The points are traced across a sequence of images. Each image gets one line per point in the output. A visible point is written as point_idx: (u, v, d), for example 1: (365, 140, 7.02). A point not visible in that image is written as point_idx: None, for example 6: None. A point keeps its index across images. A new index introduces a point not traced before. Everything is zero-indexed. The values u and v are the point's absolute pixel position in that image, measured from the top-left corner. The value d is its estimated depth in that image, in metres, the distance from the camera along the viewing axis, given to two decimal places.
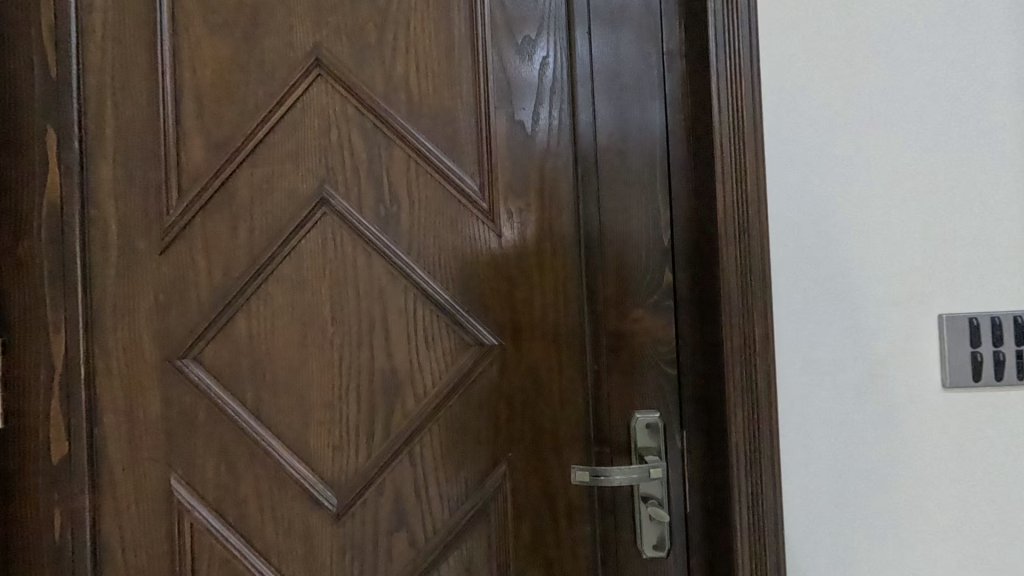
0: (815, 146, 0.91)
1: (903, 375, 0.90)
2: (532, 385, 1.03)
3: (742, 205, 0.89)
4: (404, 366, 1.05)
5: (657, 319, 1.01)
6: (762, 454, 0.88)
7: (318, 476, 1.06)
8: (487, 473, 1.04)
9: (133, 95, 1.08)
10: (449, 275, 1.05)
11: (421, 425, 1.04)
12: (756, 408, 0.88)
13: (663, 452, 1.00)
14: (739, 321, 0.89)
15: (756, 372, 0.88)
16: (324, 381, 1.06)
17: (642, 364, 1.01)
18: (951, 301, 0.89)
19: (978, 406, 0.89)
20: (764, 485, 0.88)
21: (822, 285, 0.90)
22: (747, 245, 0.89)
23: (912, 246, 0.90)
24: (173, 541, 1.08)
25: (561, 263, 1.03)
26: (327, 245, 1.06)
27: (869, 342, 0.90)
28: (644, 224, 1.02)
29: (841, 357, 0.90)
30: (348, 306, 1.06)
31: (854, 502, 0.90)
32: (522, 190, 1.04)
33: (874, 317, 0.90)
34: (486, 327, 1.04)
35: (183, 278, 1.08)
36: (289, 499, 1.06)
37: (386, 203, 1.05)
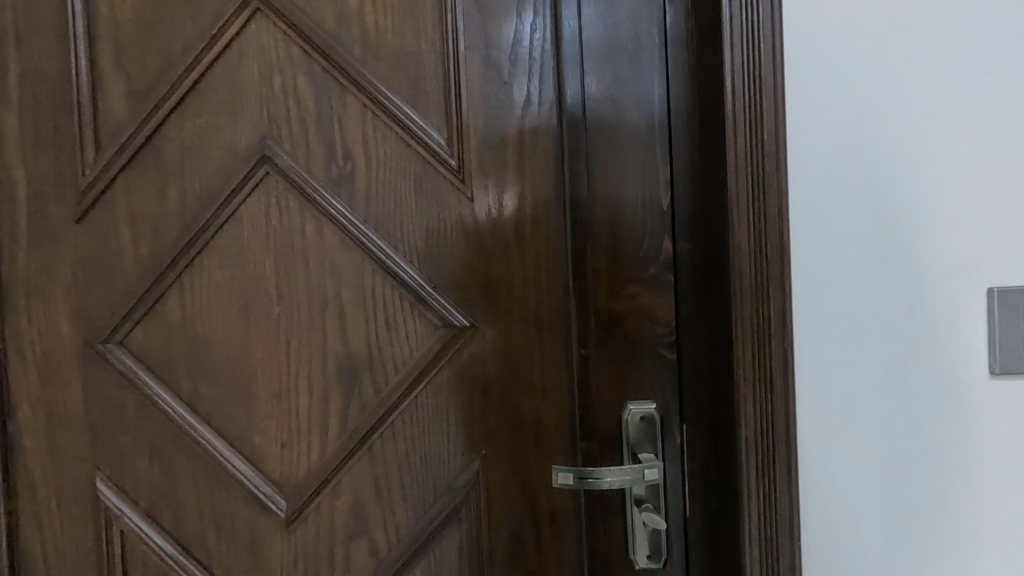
0: (845, 88, 0.76)
1: (943, 360, 0.77)
2: (509, 372, 0.89)
3: (757, 157, 0.75)
4: (362, 352, 0.91)
5: (655, 297, 0.86)
6: (776, 452, 0.75)
7: (265, 476, 0.92)
8: (458, 473, 0.90)
9: (39, 33, 0.92)
10: (412, 246, 0.90)
11: (382, 419, 0.91)
12: (769, 398, 0.75)
13: (659, 450, 0.86)
14: (751, 297, 0.75)
15: (770, 356, 0.75)
16: (269, 370, 0.92)
17: (636, 347, 0.86)
18: (1002, 273, 0.76)
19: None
20: (778, 487, 0.76)
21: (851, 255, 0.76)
22: (761, 205, 0.75)
23: (959, 210, 0.76)
24: (101, 549, 0.94)
25: (543, 231, 0.88)
26: (271, 211, 0.91)
27: (903, 323, 0.76)
28: (640, 184, 0.87)
29: (869, 338, 0.76)
30: (296, 282, 0.91)
31: (883, 507, 0.77)
32: (498, 145, 0.89)
33: (909, 293, 0.76)
34: (456, 306, 0.89)
35: (104, 250, 0.93)
36: (232, 504, 0.93)
37: (339, 162, 0.90)
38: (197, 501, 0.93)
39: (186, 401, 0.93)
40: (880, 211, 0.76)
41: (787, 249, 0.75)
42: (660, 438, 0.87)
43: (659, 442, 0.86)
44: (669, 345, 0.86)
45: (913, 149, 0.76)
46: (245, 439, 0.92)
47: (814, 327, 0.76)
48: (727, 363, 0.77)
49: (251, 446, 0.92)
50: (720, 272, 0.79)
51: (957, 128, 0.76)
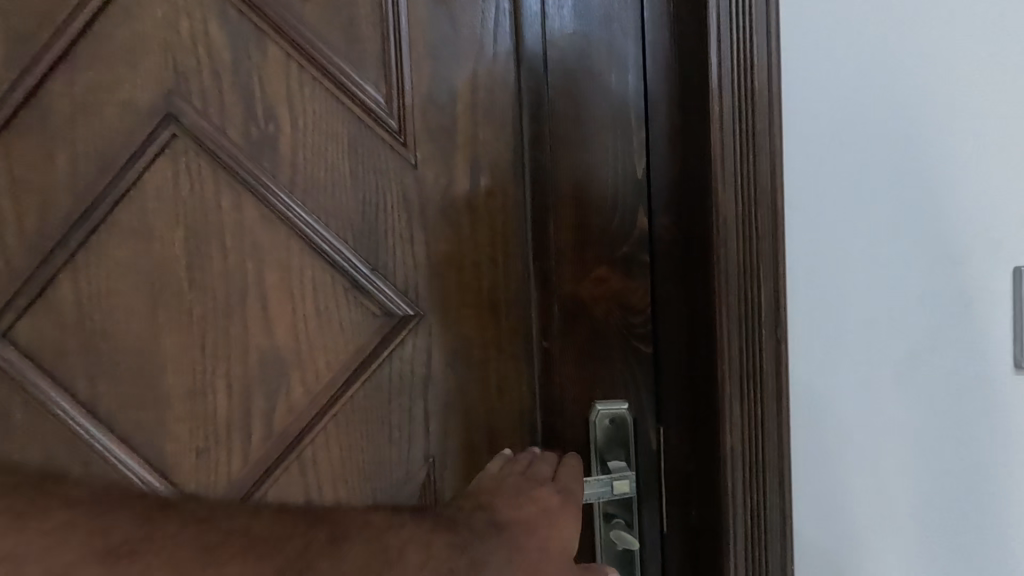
0: (854, 24, 0.62)
1: (961, 354, 0.65)
2: (460, 368, 0.77)
3: (745, 112, 0.63)
4: (289, 346, 0.78)
5: (627, 280, 0.74)
6: (765, 460, 0.64)
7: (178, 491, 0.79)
8: (402, 485, 0.78)
9: None
10: (347, 221, 0.77)
11: (314, 423, 0.78)
12: (758, 397, 0.64)
13: (632, 457, 0.75)
14: (737, 279, 0.63)
15: (759, 348, 0.63)
16: (181, 366, 0.79)
17: (606, 339, 0.75)
18: None
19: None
20: (768, 501, 0.65)
21: (854, 229, 0.65)
22: (750, 169, 0.63)
23: (994, 173, 0.62)
24: None
25: (500, 204, 0.76)
26: (180, 180, 0.77)
27: (913, 309, 0.65)
28: (611, 148, 0.74)
29: (872, 327, 0.65)
30: (211, 263, 0.78)
31: (887, 522, 0.67)
32: (447, 102, 0.76)
33: (924, 274, 0.64)
34: (398, 292, 0.76)
35: None
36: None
37: (259, 122, 0.76)
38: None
39: (84, 403, 0.79)
40: (893, 176, 0.63)
41: (780, 222, 0.64)
42: (633, 444, 0.75)
43: (631, 448, 0.75)
44: (644, 336, 0.74)
45: (939, 98, 0.62)
46: (154, 447, 0.79)
47: (807, 313, 0.66)
48: (709, 357, 0.66)
49: (160, 455, 0.79)
50: (701, 249, 0.67)
51: (998, 72, 0.61)
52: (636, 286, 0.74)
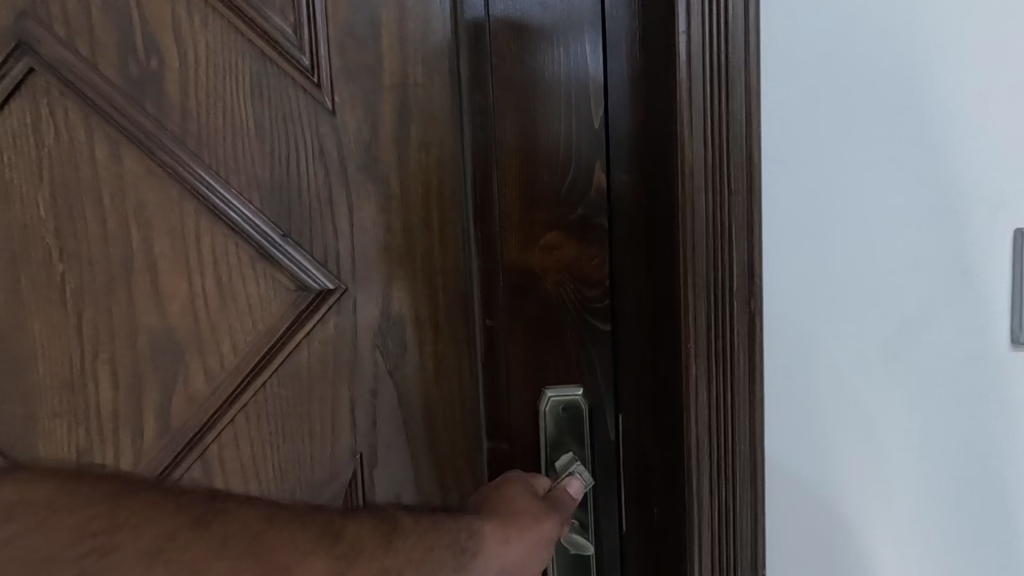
0: None
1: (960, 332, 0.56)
2: (391, 351, 0.66)
3: (719, 42, 0.51)
4: (186, 326, 0.65)
5: (582, 248, 0.64)
6: (735, 454, 0.56)
7: None
8: (324, 486, 0.67)
9: None
10: (250, 177, 0.64)
11: (217, 419, 0.66)
12: (727, 384, 0.55)
13: (588, 451, 0.66)
14: (706, 243, 0.53)
15: (730, 325, 0.54)
16: (54, 352, 0.66)
17: (558, 316, 0.65)
18: None
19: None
20: (737, 499, 0.56)
21: (840, 187, 0.54)
22: (724, 114, 0.52)
23: (1008, 119, 0.53)
24: None
25: (434, 159, 0.65)
26: (41, 125, 0.63)
27: (909, 282, 0.55)
28: (563, 92, 0.63)
29: (864, 300, 0.55)
30: (85, 228, 0.64)
31: (871, 525, 0.58)
32: (369, 34, 0.63)
33: (923, 240, 0.55)
34: (315, 263, 0.65)
35: None
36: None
37: (139, 56, 0.62)
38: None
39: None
40: (891, 123, 0.53)
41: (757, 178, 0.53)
42: (589, 437, 0.66)
43: (587, 442, 0.65)
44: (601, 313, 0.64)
45: (947, 30, 0.52)
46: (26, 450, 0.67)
47: (790, 286, 0.55)
48: (672, 337, 0.57)
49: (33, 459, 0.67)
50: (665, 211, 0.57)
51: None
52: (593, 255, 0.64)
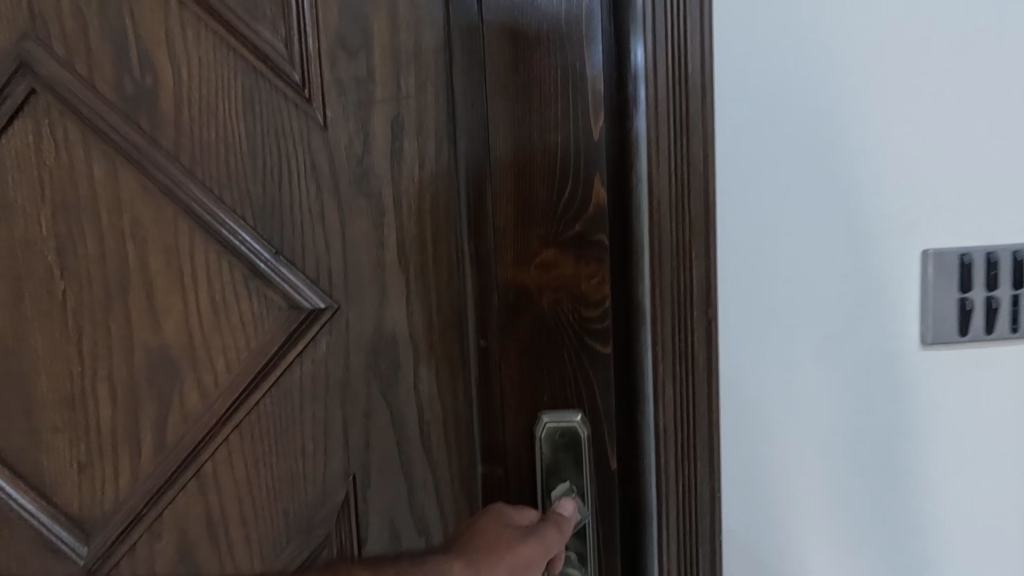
0: None
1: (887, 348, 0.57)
2: (384, 371, 0.64)
3: (678, 62, 0.52)
4: (181, 343, 0.65)
5: (579, 265, 0.60)
6: (698, 466, 0.56)
7: (59, 513, 0.68)
8: (316, 508, 0.66)
9: None
10: (243, 193, 0.63)
11: (212, 436, 0.66)
12: (690, 396, 0.55)
13: (587, 481, 0.62)
14: (671, 258, 0.54)
15: (691, 343, 0.55)
16: (58, 367, 0.66)
17: (557, 337, 0.62)
18: (945, 222, 0.56)
19: (976, 371, 0.58)
20: (700, 515, 0.57)
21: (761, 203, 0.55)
22: (681, 136, 0.53)
23: (913, 139, 0.55)
24: None
25: (427, 172, 0.62)
26: (43, 144, 0.64)
27: (837, 294, 0.56)
28: (557, 101, 0.60)
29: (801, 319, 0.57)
30: (86, 246, 0.65)
31: (821, 532, 0.59)
32: (359, 44, 0.61)
33: (849, 257, 0.56)
34: (307, 281, 0.64)
35: None
36: (24, 547, 0.69)
37: (134, 73, 0.62)
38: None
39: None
40: (812, 146, 0.55)
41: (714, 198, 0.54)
42: (588, 465, 0.62)
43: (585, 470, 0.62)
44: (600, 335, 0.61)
45: (856, 54, 0.54)
46: (32, 464, 0.68)
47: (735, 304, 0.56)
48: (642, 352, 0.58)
49: (39, 472, 0.68)
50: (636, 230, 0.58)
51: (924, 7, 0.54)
52: (591, 273, 0.61)
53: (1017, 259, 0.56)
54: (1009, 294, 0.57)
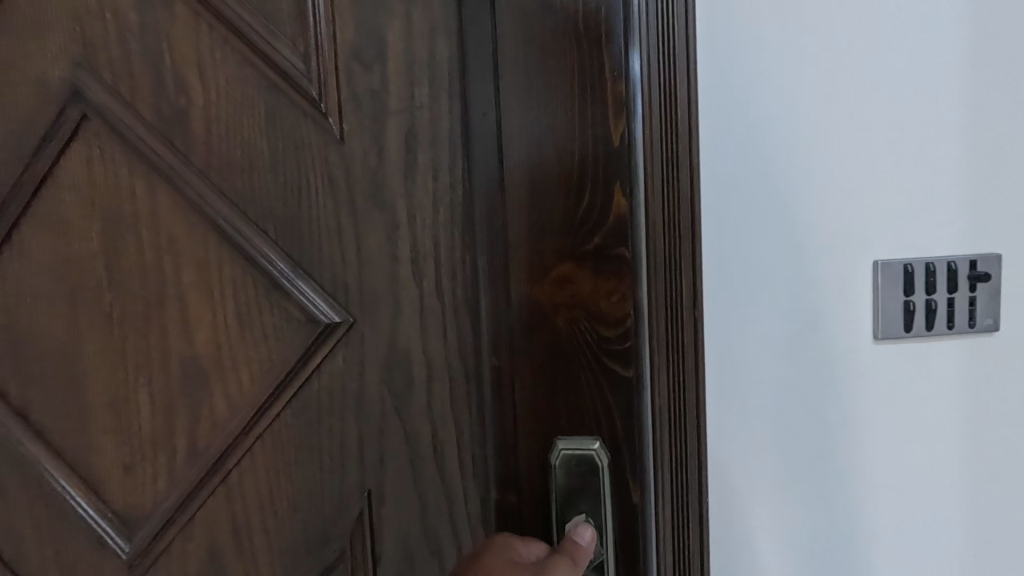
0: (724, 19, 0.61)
1: (842, 346, 0.65)
2: (398, 388, 0.63)
3: (670, 82, 0.55)
4: (211, 354, 0.67)
5: (597, 281, 0.56)
6: (689, 469, 0.58)
7: (108, 510, 0.72)
8: (332, 523, 0.66)
9: None
10: (266, 208, 0.64)
11: (237, 444, 0.67)
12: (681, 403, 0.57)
13: (605, 513, 0.58)
14: (663, 267, 0.55)
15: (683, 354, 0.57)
16: (106, 373, 0.71)
17: (575, 358, 0.57)
18: (893, 236, 0.64)
19: (919, 365, 0.66)
20: (691, 516, 0.59)
21: (730, 219, 0.63)
22: (671, 156, 0.56)
23: (865, 163, 0.63)
24: None
25: (440, 184, 0.60)
26: (93, 165, 0.68)
27: (795, 298, 0.64)
28: (573, 102, 0.56)
29: (764, 319, 0.64)
30: (129, 260, 0.69)
31: (776, 509, 0.67)
32: (374, 56, 0.60)
33: (806, 266, 0.64)
34: (324, 295, 0.64)
35: None
36: (76, 539, 0.74)
37: (169, 95, 0.65)
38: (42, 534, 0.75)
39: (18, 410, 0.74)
40: (775, 170, 0.63)
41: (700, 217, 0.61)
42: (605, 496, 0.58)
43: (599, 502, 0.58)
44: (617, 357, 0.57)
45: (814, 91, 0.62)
46: (85, 461, 0.73)
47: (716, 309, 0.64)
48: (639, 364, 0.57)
49: (91, 469, 0.73)
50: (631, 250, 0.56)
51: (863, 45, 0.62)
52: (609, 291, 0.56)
53: (951, 267, 0.65)
54: (945, 297, 0.65)
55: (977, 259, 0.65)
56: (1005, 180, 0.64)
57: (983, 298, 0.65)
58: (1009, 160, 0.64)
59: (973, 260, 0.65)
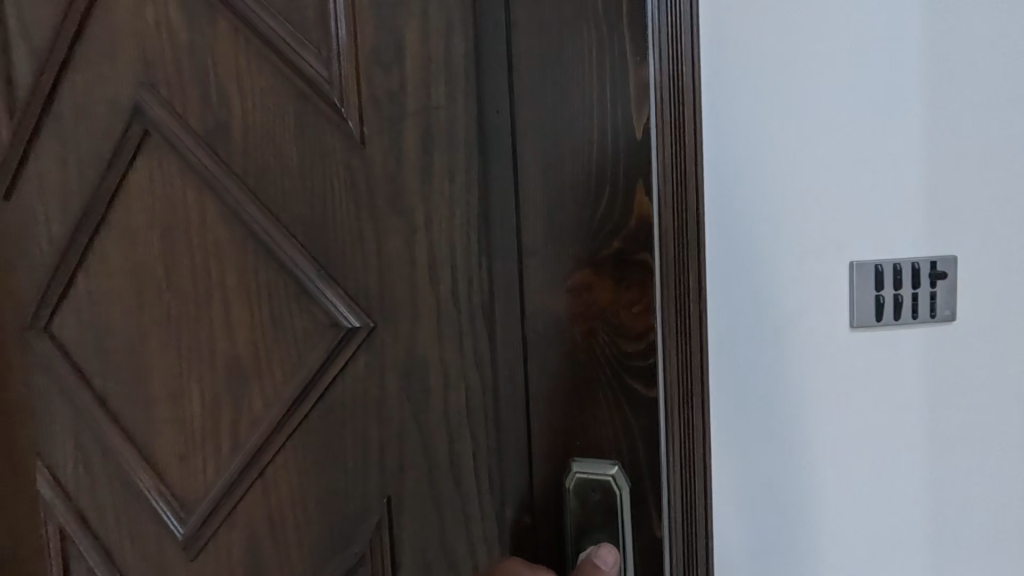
0: (737, 41, 0.64)
1: (823, 341, 0.69)
2: (415, 395, 0.62)
3: (678, 78, 0.54)
4: (249, 353, 0.71)
5: (616, 292, 0.53)
6: (695, 469, 0.58)
7: (167, 493, 0.79)
8: (354, 527, 0.66)
9: None
10: (294, 213, 0.66)
11: (271, 441, 0.70)
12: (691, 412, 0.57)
13: (623, 538, 0.56)
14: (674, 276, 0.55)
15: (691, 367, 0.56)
16: (166, 368, 0.77)
17: (597, 377, 0.55)
18: (869, 240, 0.69)
19: (888, 355, 0.70)
20: (698, 518, 0.58)
21: (733, 224, 0.67)
22: (680, 168, 0.55)
23: (855, 172, 0.68)
24: (44, 546, 0.90)
25: (455, 185, 0.58)
26: (155, 175, 0.74)
27: (792, 299, 0.68)
28: (591, 102, 0.53)
29: (751, 319, 0.68)
30: (184, 263, 0.74)
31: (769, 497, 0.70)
32: (392, 56, 0.59)
33: (801, 268, 0.68)
34: (346, 299, 0.64)
35: (25, 229, 0.84)
36: (143, 519, 0.81)
37: (213, 108, 0.69)
38: (119, 512, 0.83)
39: (100, 399, 0.83)
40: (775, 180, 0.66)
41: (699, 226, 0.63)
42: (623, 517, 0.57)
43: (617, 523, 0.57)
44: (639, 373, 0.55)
45: (810, 109, 0.66)
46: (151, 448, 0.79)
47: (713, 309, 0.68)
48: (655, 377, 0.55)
49: (155, 456, 0.79)
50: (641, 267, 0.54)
51: (832, 53, 0.66)
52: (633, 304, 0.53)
53: (914, 266, 0.69)
54: (911, 292, 0.69)
55: (937, 258, 0.70)
56: (966, 178, 0.69)
57: (944, 293, 0.70)
58: (976, 164, 0.69)
59: (934, 261, 0.69)
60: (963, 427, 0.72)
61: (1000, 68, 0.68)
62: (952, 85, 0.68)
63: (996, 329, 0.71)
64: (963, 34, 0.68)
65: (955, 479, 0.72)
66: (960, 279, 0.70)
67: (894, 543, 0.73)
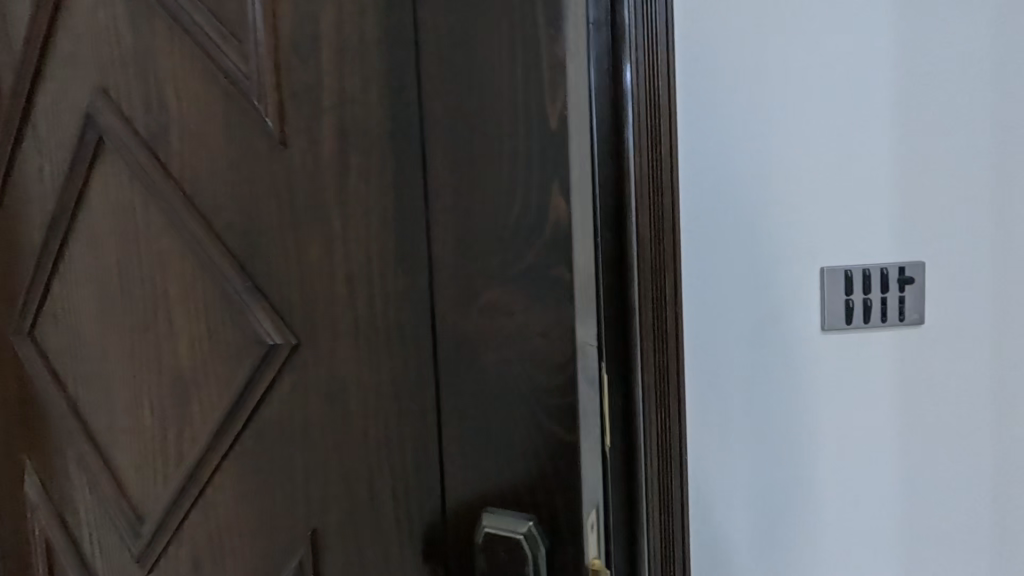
0: (716, 79, 0.74)
1: (797, 338, 0.79)
2: (331, 421, 0.56)
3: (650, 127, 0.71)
4: (189, 366, 0.68)
5: (526, 314, 0.48)
6: (669, 424, 0.75)
7: (127, 501, 0.78)
8: (284, 558, 0.61)
9: None
10: (224, 220, 0.62)
11: (206, 461, 0.67)
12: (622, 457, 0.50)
13: None
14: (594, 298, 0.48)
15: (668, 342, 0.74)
16: (122, 378, 0.76)
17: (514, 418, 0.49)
18: (839, 249, 0.78)
19: (857, 350, 0.80)
20: (672, 462, 0.76)
21: (712, 236, 0.75)
22: (659, 202, 0.72)
23: (824, 190, 0.77)
24: (33, 541, 0.92)
25: (367, 191, 0.53)
26: (108, 183, 0.73)
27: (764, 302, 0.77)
28: (502, 93, 0.46)
29: (727, 321, 0.77)
30: (133, 271, 0.72)
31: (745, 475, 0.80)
32: (307, 48, 0.54)
33: (773, 276, 0.77)
34: (268, 314, 0.59)
35: (15, 234, 0.86)
36: (107, 526, 0.81)
37: (154, 111, 0.66)
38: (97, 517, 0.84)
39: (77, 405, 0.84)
40: (751, 198, 0.76)
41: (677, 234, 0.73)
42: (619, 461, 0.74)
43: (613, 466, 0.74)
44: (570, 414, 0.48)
45: (781, 136, 0.76)
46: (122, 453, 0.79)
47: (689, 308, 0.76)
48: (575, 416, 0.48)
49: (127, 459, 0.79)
50: (627, 273, 0.72)
51: (803, 87, 0.75)
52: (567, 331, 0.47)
53: (884, 274, 0.78)
54: (880, 296, 0.78)
55: (904, 266, 0.79)
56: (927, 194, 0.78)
57: (912, 296, 0.79)
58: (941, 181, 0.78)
59: (901, 267, 0.79)
60: (927, 415, 0.82)
61: (956, 99, 0.78)
62: (916, 113, 0.77)
63: (953, 330, 0.81)
64: (922, 67, 0.77)
65: (920, 462, 0.82)
66: (925, 285, 0.79)
67: (870, 516, 0.83)
